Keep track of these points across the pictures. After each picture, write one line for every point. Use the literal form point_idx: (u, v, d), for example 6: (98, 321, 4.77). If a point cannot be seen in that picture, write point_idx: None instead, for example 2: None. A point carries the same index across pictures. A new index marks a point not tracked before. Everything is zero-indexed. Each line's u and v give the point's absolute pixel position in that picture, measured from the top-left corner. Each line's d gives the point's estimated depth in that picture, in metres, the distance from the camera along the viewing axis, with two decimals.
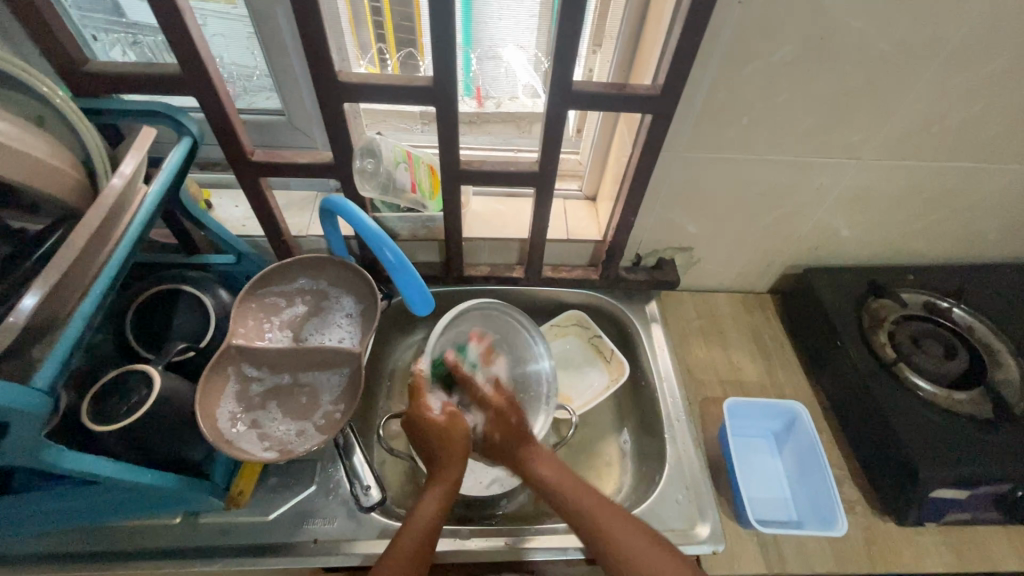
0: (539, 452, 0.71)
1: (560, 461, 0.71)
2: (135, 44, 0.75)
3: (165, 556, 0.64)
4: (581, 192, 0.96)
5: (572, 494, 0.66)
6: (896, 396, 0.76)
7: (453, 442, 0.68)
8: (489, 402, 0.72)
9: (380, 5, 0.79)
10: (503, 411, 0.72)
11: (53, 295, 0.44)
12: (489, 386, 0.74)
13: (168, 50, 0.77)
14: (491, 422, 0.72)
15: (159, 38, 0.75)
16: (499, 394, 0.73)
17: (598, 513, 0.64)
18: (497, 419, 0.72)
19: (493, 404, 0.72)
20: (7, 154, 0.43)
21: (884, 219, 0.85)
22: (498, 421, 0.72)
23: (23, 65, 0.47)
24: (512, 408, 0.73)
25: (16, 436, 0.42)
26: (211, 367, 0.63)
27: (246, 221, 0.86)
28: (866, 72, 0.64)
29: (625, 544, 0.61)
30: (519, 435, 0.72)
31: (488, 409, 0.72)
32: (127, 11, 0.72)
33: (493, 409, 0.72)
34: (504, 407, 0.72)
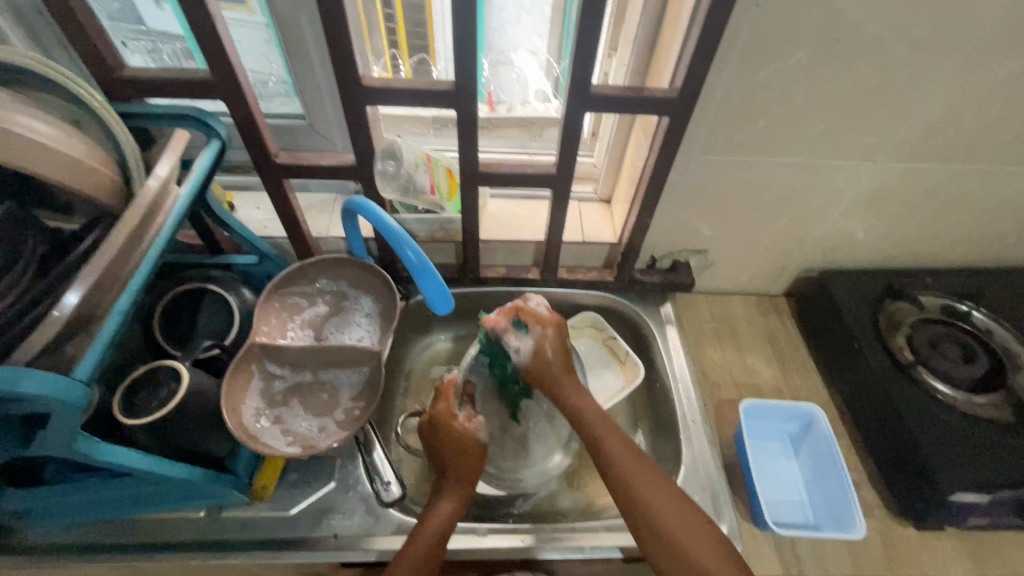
0: (574, 384, 0.71)
1: (596, 405, 0.70)
2: (154, 51, 0.78)
3: (188, 549, 0.66)
4: (595, 195, 0.97)
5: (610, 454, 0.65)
6: (914, 399, 0.76)
7: (474, 452, 0.70)
8: (541, 324, 0.72)
9: (395, 12, 0.81)
10: (560, 333, 0.72)
11: (92, 291, 0.46)
12: (541, 309, 0.73)
13: (188, 56, 0.79)
14: (547, 342, 0.71)
15: (180, 45, 0.78)
16: (552, 316, 0.73)
17: (634, 475, 0.63)
18: (554, 338, 0.72)
19: (551, 325, 0.72)
20: (48, 155, 0.45)
21: (902, 221, 0.85)
22: (555, 342, 0.72)
23: (64, 71, 0.50)
24: (560, 332, 0.73)
25: (58, 424, 0.44)
26: (236, 365, 0.65)
27: (268, 222, 0.88)
28: (883, 75, 0.64)
29: (658, 505, 0.61)
30: (562, 366, 0.72)
31: (539, 334, 0.71)
32: (147, 19, 0.74)
33: (546, 333, 0.71)
34: (562, 330, 0.73)
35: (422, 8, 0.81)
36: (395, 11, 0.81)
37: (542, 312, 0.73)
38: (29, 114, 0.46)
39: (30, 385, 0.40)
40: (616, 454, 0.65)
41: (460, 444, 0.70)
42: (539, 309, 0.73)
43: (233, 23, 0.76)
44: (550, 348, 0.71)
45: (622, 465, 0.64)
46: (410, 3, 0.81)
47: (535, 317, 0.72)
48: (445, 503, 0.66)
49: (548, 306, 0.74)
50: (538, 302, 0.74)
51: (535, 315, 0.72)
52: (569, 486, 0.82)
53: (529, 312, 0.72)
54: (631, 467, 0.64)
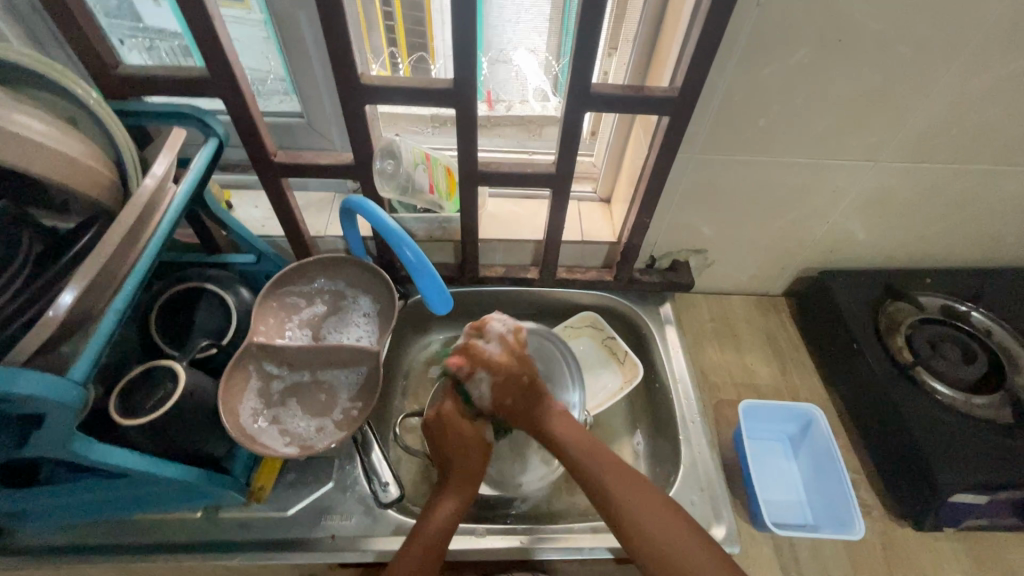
0: (551, 409, 0.73)
1: (576, 426, 0.71)
2: (151, 49, 0.77)
3: (185, 550, 0.65)
4: (595, 194, 0.96)
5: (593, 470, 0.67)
6: (913, 400, 0.76)
7: (475, 458, 0.70)
8: (492, 364, 0.71)
9: (394, 10, 0.81)
10: (513, 374, 0.72)
11: (88, 290, 0.45)
12: (491, 346, 0.72)
13: (186, 54, 0.79)
14: (499, 386, 0.72)
15: (178, 43, 0.77)
16: (506, 350, 0.73)
17: (617, 489, 0.64)
18: (504, 381, 0.72)
19: (501, 369, 0.71)
20: (41, 153, 0.45)
21: (902, 222, 0.85)
22: (507, 385, 0.72)
23: (58, 67, 0.49)
24: (515, 370, 0.72)
25: (52, 425, 0.44)
26: (233, 365, 0.65)
27: (265, 221, 0.87)
28: (883, 74, 0.64)
29: (643, 517, 0.61)
30: (529, 395, 0.73)
31: (493, 375, 0.71)
32: (144, 17, 0.74)
33: (499, 373, 0.71)
34: (516, 366, 0.72)
35: (421, 6, 0.81)
36: (394, 8, 0.80)
37: (494, 350, 0.72)
38: (23, 111, 0.45)
39: (23, 386, 0.39)
40: (600, 469, 0.66)
41: (462, 449, 0.70)
42: (489, 347, 0.72)
43: (231, 20, 0.75)
44: (506, 389, 0.72)
45: (606, 480, 0.65)
46: (409, 1, 0.80)
47: (485, 357, 0.71)
48: (446, 504, 0.65)
49: (504, 334, 0.73)
50: (493, 329, 0.73)
51: (486, 353, 0.72)
52: (568, 488, 0.81)
53: (478, 352, 0.72)
54: (614, 482, 0.65)
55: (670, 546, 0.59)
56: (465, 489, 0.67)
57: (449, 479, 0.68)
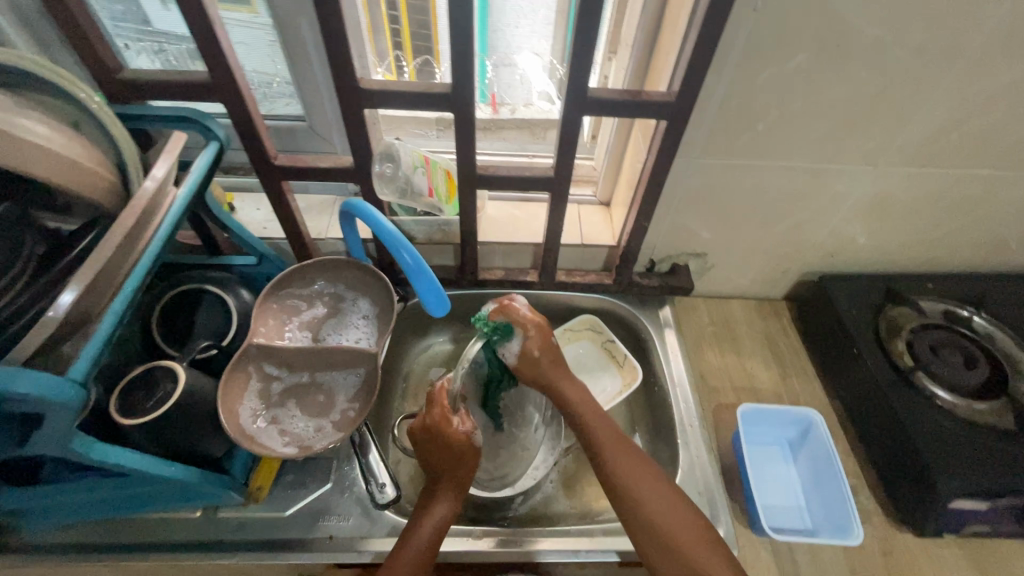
0: (566, 374, 0.75)
1: (586, 394, 0.74)
2: (160, 52, 0.78)
3: (183, 549, 0.66)
4: (595, 198, 0.97)
5: (605, 449, 0.68)
6: (912, 405, 0.75)
7: (464, 462, 0.68)
8: (525, 325, 0.72)
9: (399, 14, 0.81)
10: (545, 333, 0.73)
11: (88, 291, 0.46)
12: (525, 309, 0.74)
13: (194, 59, 0.80)
14: (532, 343, 0.73)
15: (186, 47, 0.78)
16: (537, 318, 0.74)
17: (615, 458, 0.67)
18: (538, 338, 0.73)
19: (532, 330, 0.73)
20: (46, 155, 0.46)
21: (903, 226, 0.85)
22: (540, 345, 0.73)
23: (61, 72, 0.50)
24: (544, 331, 0.74)
25: (51, 423, 0.44)
26: (233, 365, 0.65)
27: (267, 224, 0.88)
28: (882, 79, 0.64)
29: (630, 479, 0.64)
30: (552, 358, 0.74)
31: (530, 337, 0.73)
32: (153, 21, 0.75)
33: (535, 332, 0.73)
34: (546, 329, 0.74)
35: (425, 10, 0.81)
36: (399, 12, 0.81)
37: (526, 312, 0.73)
38: (24, 113, 0.46)
39: (23, 385, 0.40)
40: (613, 447, 0.68)
41: (450, 449, 0.67)
42: (525, 313, 0.73)
43: (235, 24, 0.76)
44: (540, 347, 0.73)
45: (619, 460, 0.66)
46: (413, 6, 0.81)
47: (517, 321, 0.72)
48: (440, 505, 0.65)
49: (529, 303, 0.75)
50: (520, 298, 0.74)
51: (519, 317, 0.72)
52: (565, 491, 0.81)
53: (516, 316, 0.72)
54: (623, 460, 0.66)
55: (656, 508, 0.62)
56: (457, 488, 0.67)
57: (440, 479, 0.68)
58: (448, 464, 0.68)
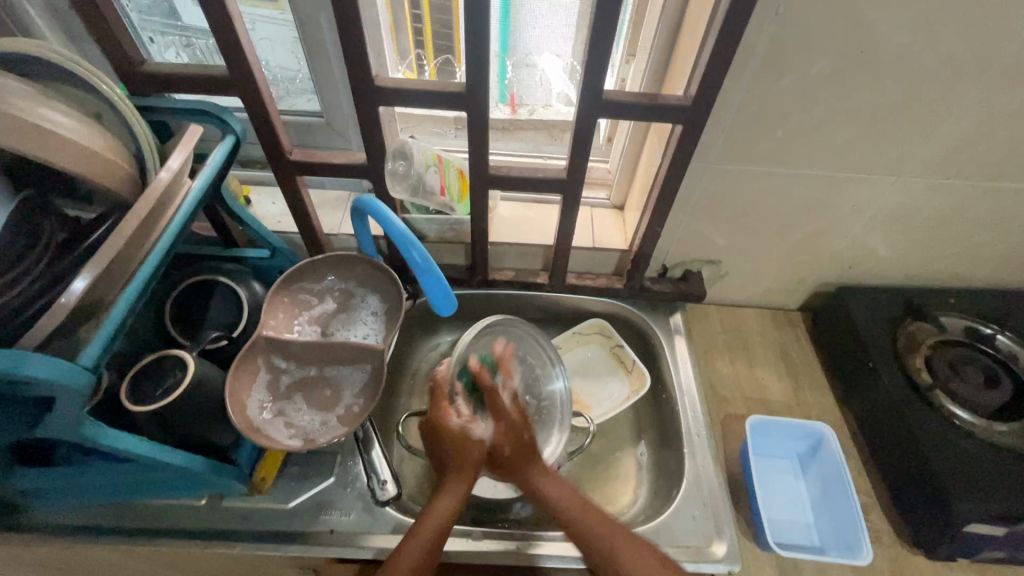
0: (545, 472, 0.70)
1: (565, 486, 0.69)
2: (188, 46, 0.80)
3: (187, 535, 0.67)
4: (609, 201, 0.96)
5: (611, 547, 0.62)
6: (929, 425, 0.73)
7: (473, 449, 0.69)
8: (505, 411, 0.72)
9: (421, 13, 0.82)
10: (516, 427, 0.71)
11: (101, 279, 0.47)
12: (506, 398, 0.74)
13: (218, 52, 0.80)
14: (502, 435, 0.71)
15: (210, 41, 0.79)
16: (517, 408, 0.74)
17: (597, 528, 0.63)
18: (509, 429, 0.71)
19: (504, 417, 0.72)
20: (68, 147, 0.47)
21: (925, 239, 0.82)
22: (510, 436, 0.71)
23: (85, 64, 0.51)
24: (518, 424, 0.72)
25: (62, 407, 0.45)
26: (242, 357, 0.66)
27: (281, 218, 0.89)
28: (907, 87, 0.62)
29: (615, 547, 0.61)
30: (526, 456, 0.71)
31: (498, 428, 0.71)
32: (181, 13, 0.76)
33: (505, 421, 0.72)
34: (518, 423, 0.72)
35: (446, 9, 0.82)
36: (423, 12, 0.82)
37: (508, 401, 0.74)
38: (49, 105, 0.47)
39: (36, 369, 0.41)
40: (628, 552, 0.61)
41: (456, 438, 0.69)
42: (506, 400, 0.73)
43: (257, 20, 0.77)
44: (508, 440, 0.71)
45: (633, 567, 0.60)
46: (434, 5, 0.81)
47: (495, 406, 0.72)
48: (444, 501, 0.65)
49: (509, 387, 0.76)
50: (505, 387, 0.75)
51: (498, 403, 0.72)
52: None
53: (496, 399, 0.72)
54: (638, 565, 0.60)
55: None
56: (463, 482, 0.66)
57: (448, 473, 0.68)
58: (454, 458, 0.69)
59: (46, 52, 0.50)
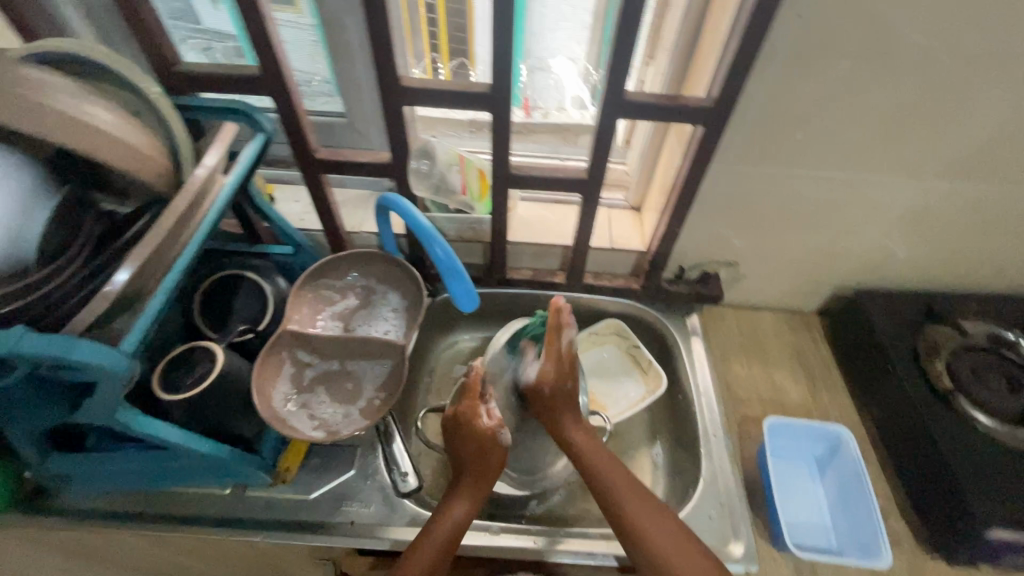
0: (576, 419, 0.75)
1: (593, 438, 0.74)
2: (208, 50, 0.82)
3: (212, 523, 0.68)
4: (626, 202, 0.96)
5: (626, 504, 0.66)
6: (949, 431, 0.72)
7: (494, 453, 0.70)
8: (557, 356, 0.75)
9: (437, 17, 0.83)
10: (563, 370, 0.75)
11: (141, 270, 0.49)
12: (563, 344, 0.75)
13: (237, 56, 0.82)
14: (549, 373, 0.75)
15: (231, 45, 0.81)
16: (569, 351, 0.76)
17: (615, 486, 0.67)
18: (558, 371, 0.75)
19: (555, 360, 0.74)
20: (110, 142, 0.49)
21: (946, 243, 0.82)
22: (556, 377, 0.75)
23: (127, 64, 0.54)
24: (567, 369, 0.75)
25: (102, 392, 0.47)
26: (267, 351, 0.68)
27: (304, 215, 0.91)
28: (929, 90, 0.62)
29: (631, 506, 0.65)
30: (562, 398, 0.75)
31: (547, 367, 0.75)
32: (204, 18, 0.79)
33: (556, 363, 0.75)
34: (567, 368, 0.75)
35: (462, 13, 0.83)
36: (437, 15, 0.82)
37: (565, 346, 0.75)
38: (94, 102, 0.50)
39: (80, 353, 0.43)
40: (641, 513, 0.65)
41: (479, 439, 0.69)
42: (564, 343, 0.75)
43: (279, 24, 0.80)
44: (553, 379, 0.75)
45: (656, 541, 0.62)
46: (451, 9, 0.83)
47: (550, 349, 0.75)
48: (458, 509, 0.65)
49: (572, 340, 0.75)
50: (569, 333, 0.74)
51: (555, 348, 0.75)
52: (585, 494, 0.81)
53: (554, 342, 0.74)
54: (650, 525, 0.64)
55: (654, 531, 0.63)
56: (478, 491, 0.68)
57: (464, 476, 0.69)
58: (473, 462, 0.69)
59: (95, 53, 0.53)
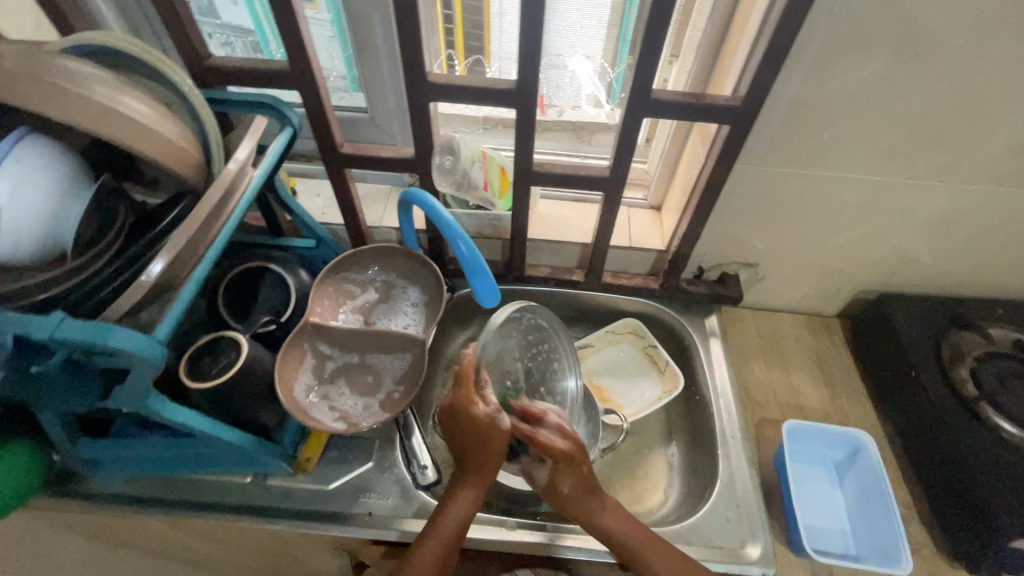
0: (601, 501, 0.65)
1: (622, 511, 0.66)
2: (227, 44, 0.84)
3: (234, 511, 0.70)
4: (646, 201, 0.96)
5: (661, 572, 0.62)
6: (972, 438, 0.71)
7: (494, 436, 0.60)
8: (556, 458, 0.61)
9: (453, 15, 0.84)
10: (572, 463, 0.62)
11: (175, 260, 0.50)
12: (552, 434, 0.62)
13: (255, 51, 0.84)
14: (559, 477, 0.63)
15: (249, 39, 0.83)
16: (568, 447, 0.62)
17: (645, 547, 0.64)
18: (565, 472, 0.63)
19: (556, 458, 0.61)
20: (145, 132, 0.49)
21: (974, 248, 0.80)
22: (566, 475, 0.63)
23: (160, 56, 0.55)
24: (575, 462, 0.63)
25: (136, 379, 0.48)
26: (290, 341, 0.69)
27: (326, 209, 0.92)
28: (963, 93, 0.61)
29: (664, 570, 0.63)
30: (583, 490, 0.64)
31: (553, 469, 0.62)
32: (223, 13, 0.80)
33: (558, 465, 0.62)
34: (574, 460, 0.62)
35: (479, 11, 0.83)
36: (453, 12, 0.83)
37: (557, 441, 0.62)
38: (131, 93, 0.50)
39: (118, 340, 0.44)
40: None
41: (476, 430, 0.60)
42: (554, 439, 0.62)
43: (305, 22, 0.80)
44: (565, 479, 0.63)
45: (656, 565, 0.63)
46: (469, 7, 0.83)
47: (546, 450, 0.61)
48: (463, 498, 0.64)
49: (563, 430, 0.63)
50: (553, 425, 0.63)
51: (548, 445, 0.61)
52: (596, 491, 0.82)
53: (543, 444, 0.61)
54: None
55: None
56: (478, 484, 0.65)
57: (467, 464, 0.65)
58: (474, 450, 0.63)
59: (132, 46, 0.54)
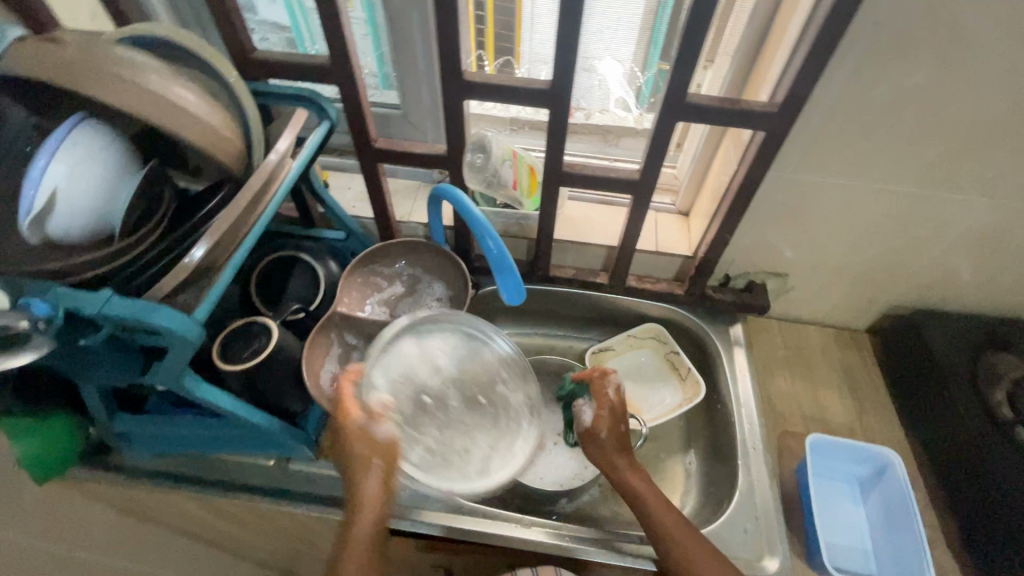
0: (631, 462, 0.68)
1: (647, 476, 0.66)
2: (263, 39, 0.86)
3: (258, 492, 0.72)
4: (674, 206, 0.95)
5: (667, 527, 0.62)
6: (1009, 462, 0.69)
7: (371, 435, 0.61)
8: (608, 403, 0.69)
9: (485, 15, 0.85)
10: (616, 413, 0.69)
11: (216, 245, 0.51)
12: (612, 390, 0.70)
13: (289, 46, 0.86)
14: (603, 420, 0.69)
15: (284, 35, 0.85)
16: (620, 401, 0.70)
17: (655, 505, 0.64)
18: (611, 419, 0.69)
19: (606, 403, 0.69)
20: (190, 120, 0.50)
21: (1016, 267, 0.78)
22: (610, 422, 0.69)
23: (208, 47, 0.57)
24: (619, 414, 0.69)
25: (173, 357, 0.50)
26: (319, 329, 0.70)
27: (356, 203, 0.94)
28: (1012, 105, 0.59)
29: (670, 524, 0.62)
30: (622, 442, 0.69)
31: (602, 414, 0.69)
32: (259, 9, 0.82)
33: (608, 409, 0.69)
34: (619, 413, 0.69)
35: (510, 12, 0.84)
36: (485, 13, 0.84)
37: (613, 392, 0.69)
38: (180, 82, 0.52)
39: (160, 318, 0.46)
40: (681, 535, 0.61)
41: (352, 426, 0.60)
42: (612, 390, 0.69)
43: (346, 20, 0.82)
44: (609, 426, 0.69)
45: (664, 521, 0.63)
46: (500, 8, 0.83)
47: (601, 394, 0.69)
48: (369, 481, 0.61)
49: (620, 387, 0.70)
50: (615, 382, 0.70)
51: (605, 392, 0.69)
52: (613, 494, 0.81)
53: (603, 390, 0.69)
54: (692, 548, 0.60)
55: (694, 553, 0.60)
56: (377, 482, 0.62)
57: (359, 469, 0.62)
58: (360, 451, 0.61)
59: (184, 38, 0.56)
